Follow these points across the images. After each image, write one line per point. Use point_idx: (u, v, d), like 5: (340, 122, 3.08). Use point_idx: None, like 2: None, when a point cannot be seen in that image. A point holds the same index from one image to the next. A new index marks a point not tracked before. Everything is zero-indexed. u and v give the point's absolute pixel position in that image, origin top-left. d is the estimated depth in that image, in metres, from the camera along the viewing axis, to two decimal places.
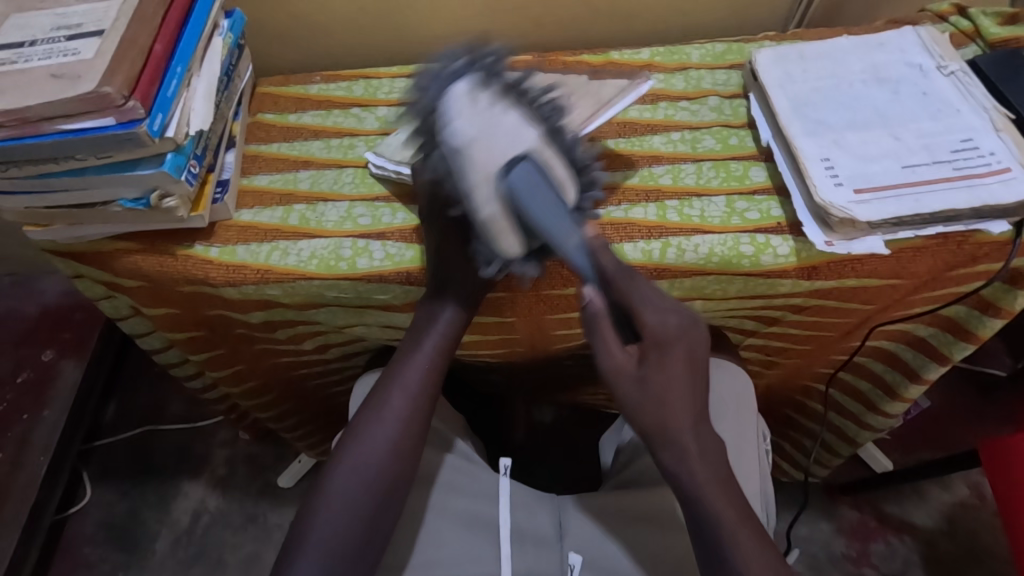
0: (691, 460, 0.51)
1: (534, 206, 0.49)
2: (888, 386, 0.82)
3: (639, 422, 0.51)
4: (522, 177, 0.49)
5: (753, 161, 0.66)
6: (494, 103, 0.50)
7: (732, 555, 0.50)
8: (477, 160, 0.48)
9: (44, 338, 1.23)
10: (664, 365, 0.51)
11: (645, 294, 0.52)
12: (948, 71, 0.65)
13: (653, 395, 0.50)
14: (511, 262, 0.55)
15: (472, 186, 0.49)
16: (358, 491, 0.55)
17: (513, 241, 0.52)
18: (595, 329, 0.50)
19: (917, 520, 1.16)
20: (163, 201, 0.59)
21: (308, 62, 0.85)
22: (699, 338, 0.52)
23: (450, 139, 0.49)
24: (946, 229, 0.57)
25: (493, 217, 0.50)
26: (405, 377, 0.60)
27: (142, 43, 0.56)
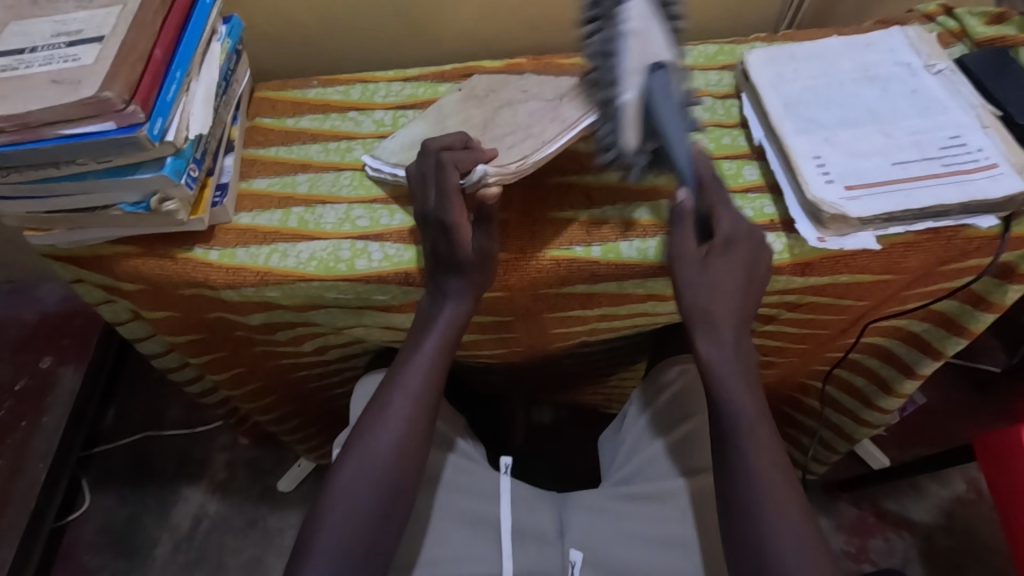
0: (727, 348, 0.55)
1: (665, 108, 0.49)
2: (883, 382, 0.83)
3: (684, 303, 0.55)
4: (663, 79, 0.50)
5: (746, 160, 0.66)
6: (656, 17, 0.52)
7: (748, 450, 0.53)
8: (631, 51, 0.50)
9: (43, 345, 1.23)
10: (727, 261, 0.55)
11: (726, 203, 0.56)
12: (935, 70, 0.66)
13: (710, 281, 0.54)
14: (627, 155, 0.51)
15: (623, 70, 0.50)
16: (365, 492, 0.56)
17: (633, 135, 0.50)
18: (682, 222, 0.54)
19: (915, 516, 1.17)
20: (163, 204, 0.60)
21: (306, 67, 0.85)
22: (761, 246, 0.57)
23: (622, 26, 0.50)
24: (936, 224, 0.58)
25: (630, 102, 0.50)
26: (408, 378, 0.60)
27: (142, 48, 0.56)
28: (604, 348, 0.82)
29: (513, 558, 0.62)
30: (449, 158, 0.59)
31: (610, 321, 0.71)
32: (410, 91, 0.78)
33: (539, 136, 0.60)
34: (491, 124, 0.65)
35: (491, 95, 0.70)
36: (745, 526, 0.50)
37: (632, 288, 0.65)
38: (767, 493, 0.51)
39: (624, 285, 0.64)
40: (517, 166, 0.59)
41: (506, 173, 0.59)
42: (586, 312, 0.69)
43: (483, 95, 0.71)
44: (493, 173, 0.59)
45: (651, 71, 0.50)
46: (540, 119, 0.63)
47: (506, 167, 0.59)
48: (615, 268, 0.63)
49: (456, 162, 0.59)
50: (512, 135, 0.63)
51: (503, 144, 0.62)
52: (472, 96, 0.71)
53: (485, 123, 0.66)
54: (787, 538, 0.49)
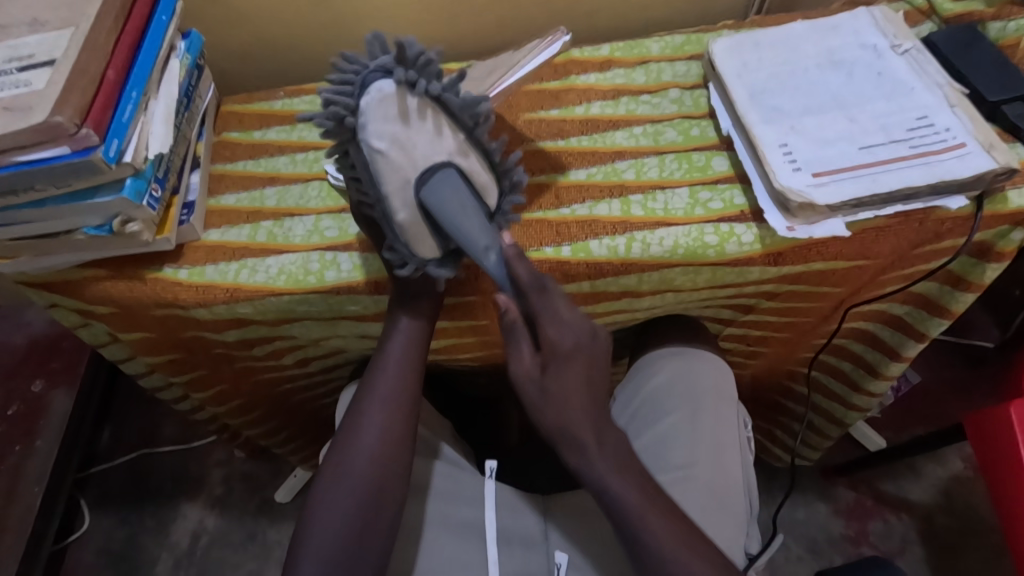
0: (593, 457, 0.54)
1: (450, 211, 0.52)
2: (869, 366, 0.82)
3: (541, 424, 0.55)
4: (434, 191, 0.52)
5: (715, 151, 0.66)
6: (418, 113, 0.52)
7: (647, 537, 0.53)
8: (387, 170, 0.52)
9: (33, 368, 1.23)
10: (565, 374, 0.53)
11: (554, 314, 0.53)
12: (901, 50, 0.65)
13: (551, 397, 0.54)
14: (425, 264, 0.57)
15: (387, 193, 0.53)
16: (349, 500, 0.55)
17: (425, 248, 0.56)
18: (512, 336, 0.54)
19: (914, 497, 1.17)
20: (125, 226, 0.59)
21: (273, 77, 0.85)
22: (602, 347, 0.55)
23: (363, 145, 0.52)
24: (906, 208, 0.57)
25: (406, 221, 0.54)
26: (380, 386, 0.59)
27: (94, 70, 0.56)
28: None
29: (499, 564, 0.62)
30: None
31: None
32: None
33: None
34: None
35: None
36: None
37: (605, 288, 0.63)
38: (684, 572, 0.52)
39: (596, 284, 0.62)
40: None
41: None
42: None
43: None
44: None
45: (416, 186, 0.52)
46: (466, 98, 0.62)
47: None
48: (586, 268, 0.61)
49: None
50: None
51: None
52: None
53: None
54: None
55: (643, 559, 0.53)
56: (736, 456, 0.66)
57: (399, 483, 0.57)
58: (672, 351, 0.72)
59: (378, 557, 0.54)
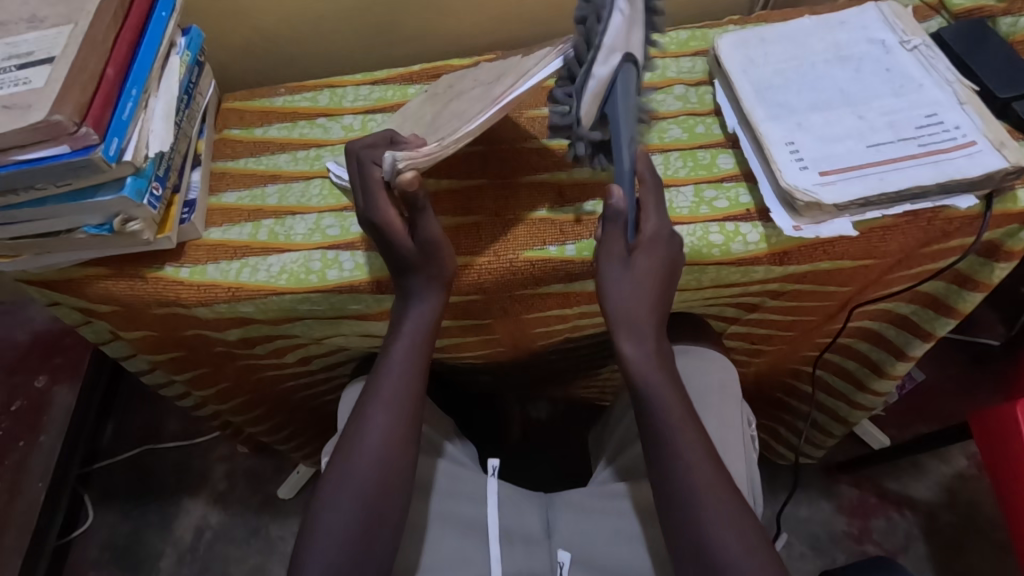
0: (648, 347, 0.56)
1: (620, 100, 0.55)
2: (875, 365, 0.81)
3: (609, 306, 0.56)
4: (623, 78, 0.54)
5: (720, 148, 0.65)
6: (638, 10, 0.54)
7: (676, 452, 0.54)
8: (613, 28, 0.53)
9: (36, 364, 1.23)
10: (645, 264, 0.55)
11: (658, 206, 0.57)
12: (910, 46, 0.64)
13: (632, 282, 0.55)
14: (580, 124, 0.57)
15: (603, 40, 0.53)
16: (353, 500, 0.55)
17: (589, 108, 0.56)
18: (613, 223, 0.55)
19: (917, 495, 1.16)
20: (126, 225, 0.59)
21: (274, 74, 0.84)
22: (679, 258, 0.56)
23: (607, 0, 0.53)
24: (914, 207, 0.56)
25: (598, 73, 0.54)
26: (384, 386, 0.59)
27: (93, 67, 0.55)
28: (590, 345, 0.81)
29: (502, 561, 0.62)
30: (369, 156, 0.58)
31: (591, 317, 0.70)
32: (379, 94, 0.77)
33: (466, 116, 0.57)
34: (436, 124, 0.61)
35: (445, 90, 0.68)
36: (685, 531, 0.52)
37: None
38: (708, 503, 0.52)
39: None
40: (429, 150, 0.55)
41: (418, 157, 0.55)
42: (567, 310, 0.68)
43: (441, 90, 0.69)
44: (403, 158, 0.55)
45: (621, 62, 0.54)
46: (473, 101, 0.60)
47: (419, 151, 0.55)
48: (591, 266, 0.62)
49: (374, 158, 0.58)
50: (448, 125, 0.60)
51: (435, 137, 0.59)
52: (431, 96, 0.69)
53: (435, 120, 0.63)
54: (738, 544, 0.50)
55: (668, 481, 0.54)
56: (742, 456, 0.65)
57: (403, 483, 0.57)
58: (677, 350, 0.72)
59: (382, 559, 0.54)
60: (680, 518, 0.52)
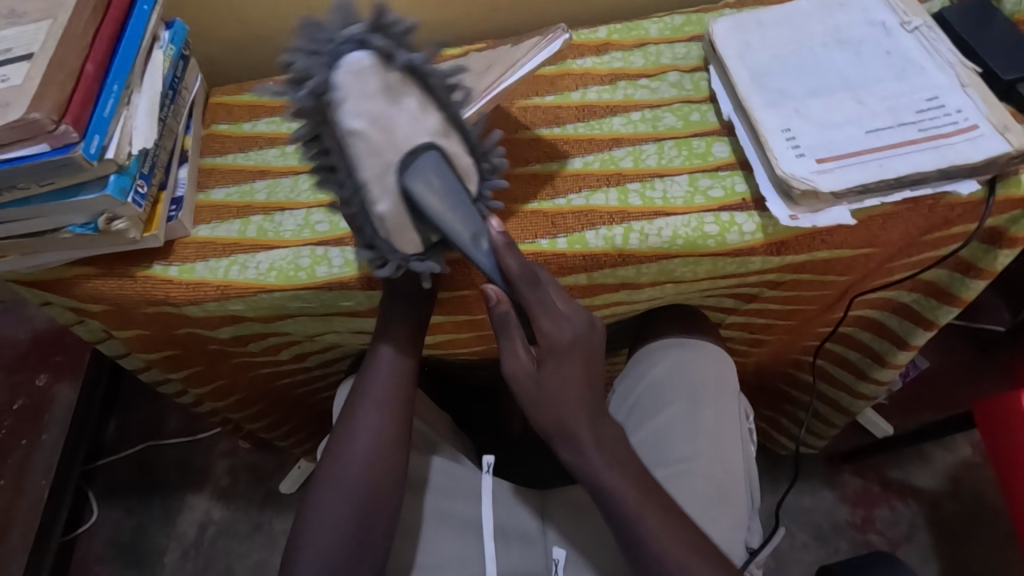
0: (589, 451, 0.54)
1: (429, 203, 0.51)
2: (876, 355, 0.80)
3: (536, 421, 0.55)
4: (418, 178, 0.51)
5: (716, 136, 0.63)
6: (396, 91, 0.50)
7: (642, 532, 0.52)
8: (366, 158, 0.50)
9: (37, 363, 1.23)
10: (561, 365, 0.53)
11: (545, 304, 0.52)
12: (911, 27, 0.62)
13: (550, 389, 0.53)
14: (407, 259, 0.55)
15: (366, 180, 0.51)
16: (343, 504, 0.54)
17: (405, 234, 0.54)
18: (506, 330, 0.52)
19: (921, 483, 1.15)
20: (111, 224, 0.58)
21: (263, 67, 0.83)
22: (598, 340, 0.55)
23: (339, 126, 0.49)
24: (914, 193, 0.55)
25: (386, 212, 0.52)
26: (373, 389, 0.59)
27: (72, 63, 0.54)
28: None
29: (497, 559, 0.62)
30: None
31: None
32: None
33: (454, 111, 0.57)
34: None
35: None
36: None
37: (602, 279, 0.61)
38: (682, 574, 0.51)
39: (593, 276, 0.60)
40: None
41: None
42: None
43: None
44: None
45: (394, 174, 0.51)
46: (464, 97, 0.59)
47: None
48: (582, 260, 0.59)
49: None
50: None
51: None
52: None
53: None
54: None
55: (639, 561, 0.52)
56: (738, 450, 0.64)
57: (394, 485, 0.56)
58: (673, 342, 0.71)
59: (375, 563, 0.54)
60: None
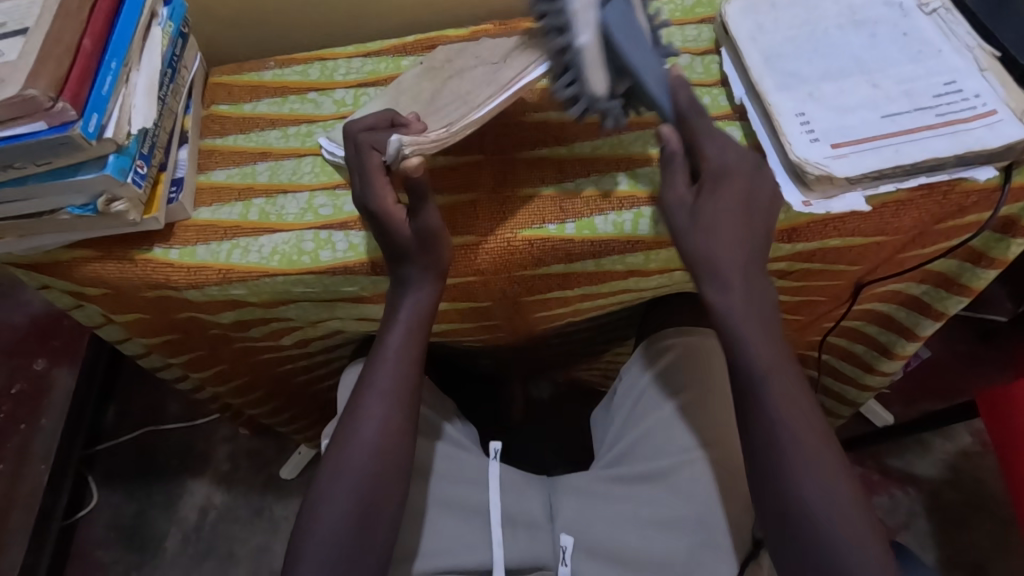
0: (735, 293, 0.52)
1: (631, 37, 0.48)
2: (883, 347, 0.80)
3: (685, 249, 0.52)
4: (615, 12, 0.49)
5: (727, 120, 0.62)
6: None
7: (766, 398, 0.51)
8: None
9: (34, 348, 1.22)
10: (720, 195, 0.52)
11: (710, 131, 0.53)
12: (928, 10, 0.61)
13: (708, 222, 0.51)
14: (600, 100, 0.50)
15: (576, 8, 0.47)
16: (349, 492, 0.54)
17: (606, 68, 0.50)
18: (670, 166, 0.52)
19: (920, 472, 1.16)
20: (111, 205, 0.57)
21: (262, 47, 0.81)
22: (759, 178, 0.53)
23: None
24: (930, 180, 0.54)
25: (587, 45, 0.48)
26: (378, 378, 0.58)
27: (68, 40, 0.53)
28: (591, 326, 0.81)
29: (504, 546, 0.61)
30: (367, 140, 0.56)
31: (593, 300, 0.68)
32: (371, 67, 0.74)
33: (470, 100, 0.56)
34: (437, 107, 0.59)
35: (444, 67, 0.64)
36: (769, 474, 0.50)
37: (611, 266, 0.62)
38: (797, 453, 0.49)
39: (601, 261, 0.62)
40: (437, 135, 0.54)
41: (424, 143, 0.54)
42: (567, 292, 0.66)
43: (440, 67, 0.65)
44: (409, 142, 0.53)
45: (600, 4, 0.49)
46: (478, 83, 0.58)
47: (425, 136, 0.54)
48: (591, 246, 0.60)
49: (374, 142, 0.56)
50: (451, 106, 0.58)
51: (436, 116, 0.58)
52: (429, 70, 0.65)
53: (432, 100, 0.61)
54: (823, 480, 0.49)
55: (759, 435, 0.51)
56: None
57: (401, 474, 0.56)
58: (674, 332, 0.72)
59: (383, 553, 0.53)
60: (765, 463, 0.51)
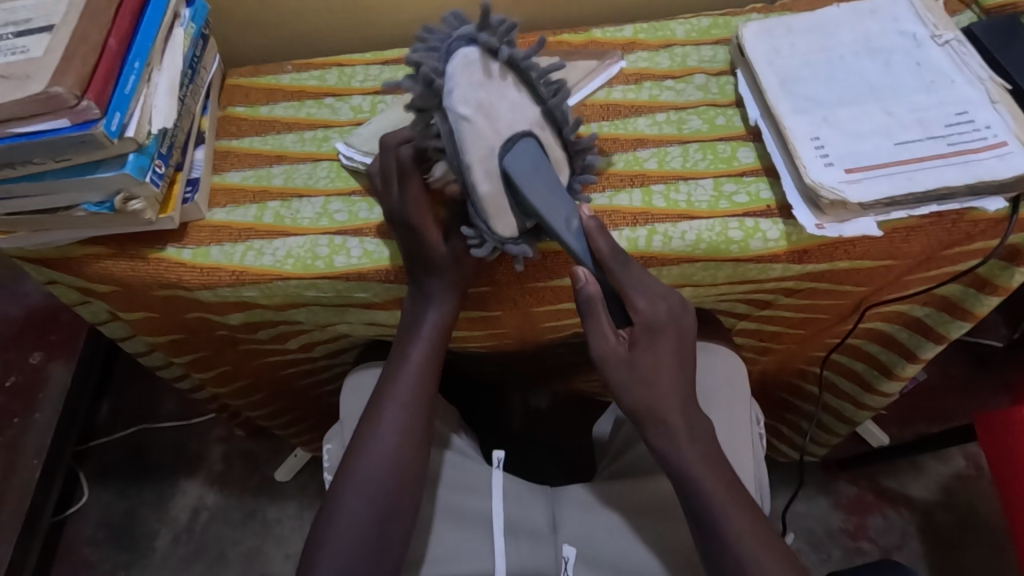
0: (680, 441, 0.54)
1: (525, 193, 0.51)
2: (883, 366, 0.81)
3: (628, 403, 0.54)
4: (517, 161, 0.51)
5: (741, 141, 0.63)
6: (491, 75, 0.50)
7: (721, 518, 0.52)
8: (470, 140, 0.50)
9: (31, 341, 1.21)
10: (653, 347, 0.53)
11: (638, 279, 0.53)
12: (942, 40, 0.62)
13: (642, 374, 0.53)
14: (503, 242, 0.55)
15: (470, 164, 0.50)
16: (364, 496, 0.54)
17: (507, 215, 0.54)
18: (591, 316, 0.53)
19: (915, 493, 1.17)
20: (128, 203, 0.57)
21: (279, 50, 0.81)
22: (688, 323, 0.55)
23: (446, 112, 0.49)
24: (941, 208, 0.55)
25: (486, 195, 0.52)
26: (398, 386, 0.58)
27: (95, 38, 0.53)
28: None
29: (506, 554, 0.61)
30: (408, 154, 0.55)
31: None
32: (389, 75, 0.74)
33: None
34: None
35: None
36: None
37: None
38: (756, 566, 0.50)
39: None
40: None
41: None
42: (577, 304, 0.66)
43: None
44: (456, 171, 0.55)
45: (500, 156, 0.51)
46: None
47: None
48: None
49: (416, 156, 0.55)
50: None
51: None
52: None
53: None
54: None
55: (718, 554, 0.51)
56: (749, 454, 0.64)
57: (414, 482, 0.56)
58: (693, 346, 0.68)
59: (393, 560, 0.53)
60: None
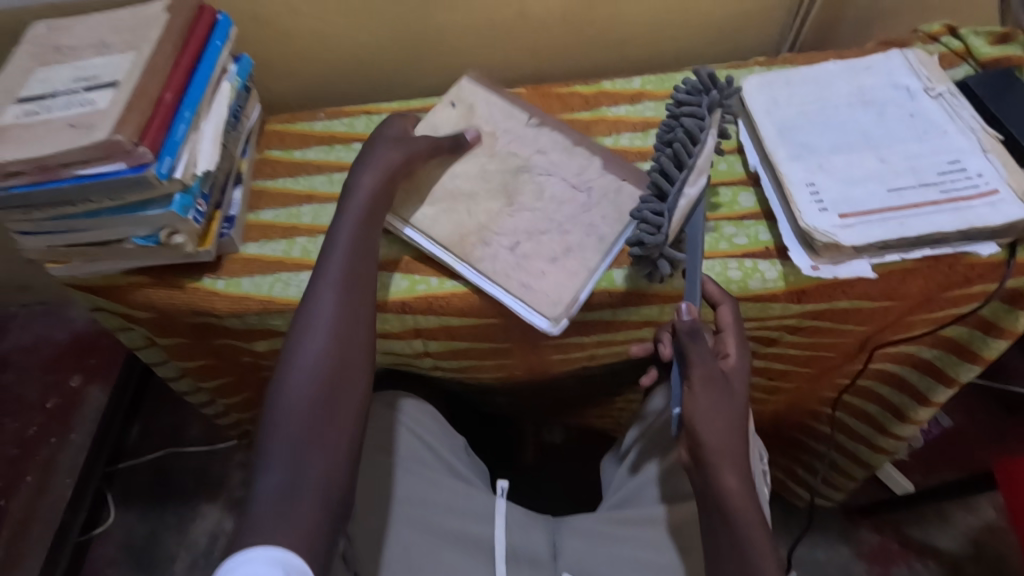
0: (744, 482, 0.52)
1: (693, 223, 0.59)
2: (896, 408, 0.80)
3: (704, 434, 0.52)
4: (701, 201, 0.59)
5: (742, 186, 0.66)
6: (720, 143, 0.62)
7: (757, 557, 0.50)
8: (706, 154, 0.57)
9: (72, 365, 1.28)
10: (738, 390, 0.55)
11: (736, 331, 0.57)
12: (935, 93, 0.65)
13: (727, 402, 0.53)
14: (664, 249, 0.57)
15: (696, 165, 0.56)
16: (293, 407, 0.51)
17: (675, 227, 0.57)
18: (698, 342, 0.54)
19: (941, 544, 1.12)
20: (170, 238, 0.63)
21: (314, 99, 0.88)
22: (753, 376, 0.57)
23: (705, 129, 0.57)
24: (933, 252, 0.57)
25: (690, 197, 0.56)
26: (323, 291, 0.56)
27: (152, 93, 0.60)
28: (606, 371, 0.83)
29: None
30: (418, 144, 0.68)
31: (608, 347, 0.71)
32: None
33: (583, 261, 0.63)
34: (536, 237, 0.65)
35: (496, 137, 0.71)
36: None
37: (626, 316, 0.66)
38: None
39: (617, 312, 0.65)
40: (572, 306, 0.62)
41: (565, 309, 0.61)
42: (583, 338, 0.69)
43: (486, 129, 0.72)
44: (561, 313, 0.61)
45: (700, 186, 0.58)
46: (577, 221, 0.66)
47: (568, 302, 0.61)
48: (608, 297, 0.64)
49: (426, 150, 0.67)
50: (550, 241, 0.65)
51: (543, 255, 0.64)
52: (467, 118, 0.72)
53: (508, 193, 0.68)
54: None
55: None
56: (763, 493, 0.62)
57: (348, 394, 0.53)
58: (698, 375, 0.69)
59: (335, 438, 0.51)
60: None
